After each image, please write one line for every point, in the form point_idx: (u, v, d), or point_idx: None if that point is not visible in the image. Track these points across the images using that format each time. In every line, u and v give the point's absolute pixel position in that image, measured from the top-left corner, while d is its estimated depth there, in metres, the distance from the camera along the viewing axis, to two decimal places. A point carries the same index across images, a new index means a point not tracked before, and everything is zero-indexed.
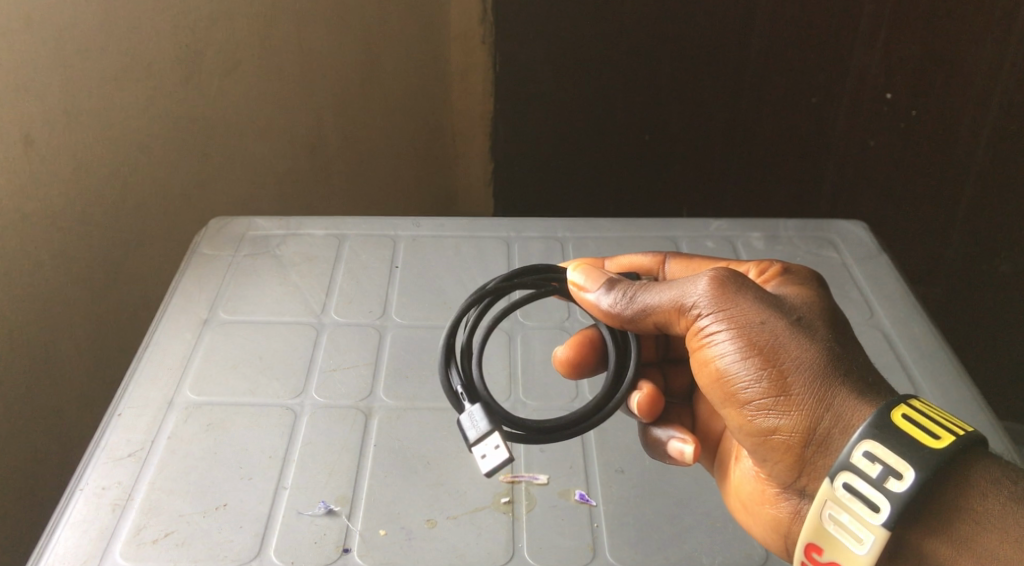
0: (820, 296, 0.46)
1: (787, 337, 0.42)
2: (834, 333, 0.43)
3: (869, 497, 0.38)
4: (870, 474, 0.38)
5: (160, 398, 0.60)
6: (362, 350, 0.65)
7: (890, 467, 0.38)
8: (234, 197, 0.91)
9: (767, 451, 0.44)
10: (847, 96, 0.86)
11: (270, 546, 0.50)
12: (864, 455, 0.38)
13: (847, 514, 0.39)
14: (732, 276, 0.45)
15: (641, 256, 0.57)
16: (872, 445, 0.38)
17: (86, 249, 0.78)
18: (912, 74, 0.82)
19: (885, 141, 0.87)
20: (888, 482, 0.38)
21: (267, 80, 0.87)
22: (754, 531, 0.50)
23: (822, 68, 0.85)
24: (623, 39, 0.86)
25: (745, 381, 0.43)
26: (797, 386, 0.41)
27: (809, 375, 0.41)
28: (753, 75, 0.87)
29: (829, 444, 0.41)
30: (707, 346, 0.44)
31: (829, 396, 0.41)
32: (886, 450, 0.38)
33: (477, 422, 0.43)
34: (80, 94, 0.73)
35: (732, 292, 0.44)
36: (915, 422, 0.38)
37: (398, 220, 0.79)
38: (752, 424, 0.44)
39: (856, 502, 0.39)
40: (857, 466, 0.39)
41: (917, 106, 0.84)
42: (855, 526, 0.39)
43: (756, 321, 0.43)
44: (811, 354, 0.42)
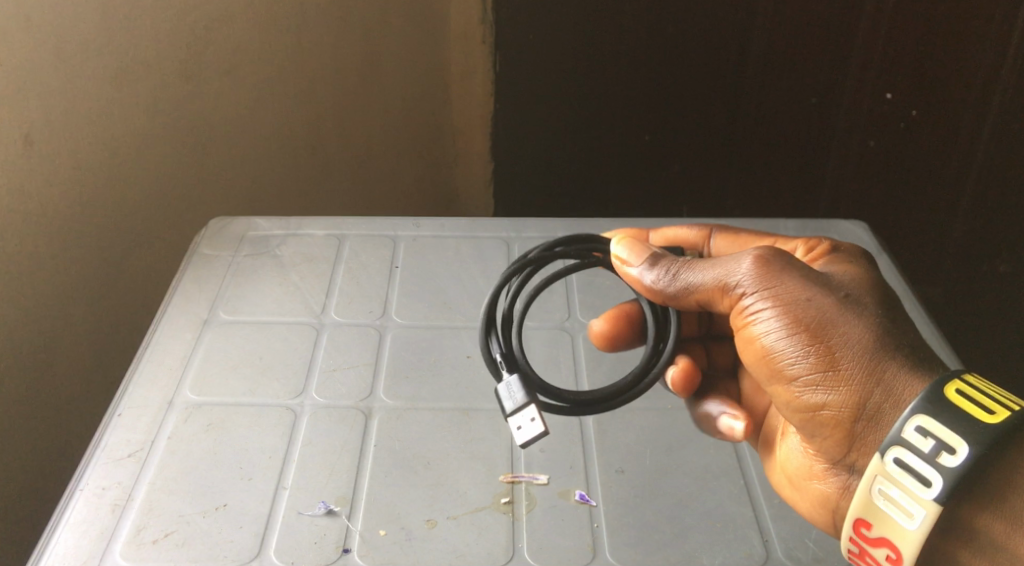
0: (869, 273, 0.46)
1: (833, 313, 0.42)
2: (879, 308, 0.43)
3: (920, 471, 0.38)
4: (922, 449, 0.38)
5: (160, 398, 0.60)
6: (363, 351, 0.65)
7: (943, 442, 0.38)
8: (233, 197, 0.91)
9: (816, 427, 0.44)
10: (847, 97, 0.87)
11: (270, 546, 0.50)
12: (916, 430, 0.39)
13: (897, 489, 0.39)
14: (776, 254, 0.45)
15: (686, 229, 0.58)
16: (924, 420, 0.38)
17: (86, 249, 0.78)
18: (910, 74, 0.82)
19: (885, 140, 0.87)
20: (941, 457, 0.38)
21: (267, 78, 0.87)
22: (800, 507, 0.50)
23: (823, 67, 0.85)
24: (622, 39, 0.86)
25: (793, 358, 0.43)
26: (844, 362, 0.42)
27: (858, 351, 0.42)
28: (753, 73, 0.87)
29: (879, 419, 0.41)
30: (752, 324, 0.45)
31: (877, 371, 0.41)
32: (939, 425, 0.38)
33: (514, 394, 0.44)
34: (82, 93, 0.73)
35: (776, 270, 0.44)
36: (969, 398, 0.38)
37: (397, 220, 0.79)
38: (800, 400, 0.44)
39: (907, 476, 0.39)
40: (909, 441, 0.39)
41: (917, 106, 0.84)
42: (905, 501, 0.39)
43: (803, 298, 0.43)
44: (859, 330, 0.42)
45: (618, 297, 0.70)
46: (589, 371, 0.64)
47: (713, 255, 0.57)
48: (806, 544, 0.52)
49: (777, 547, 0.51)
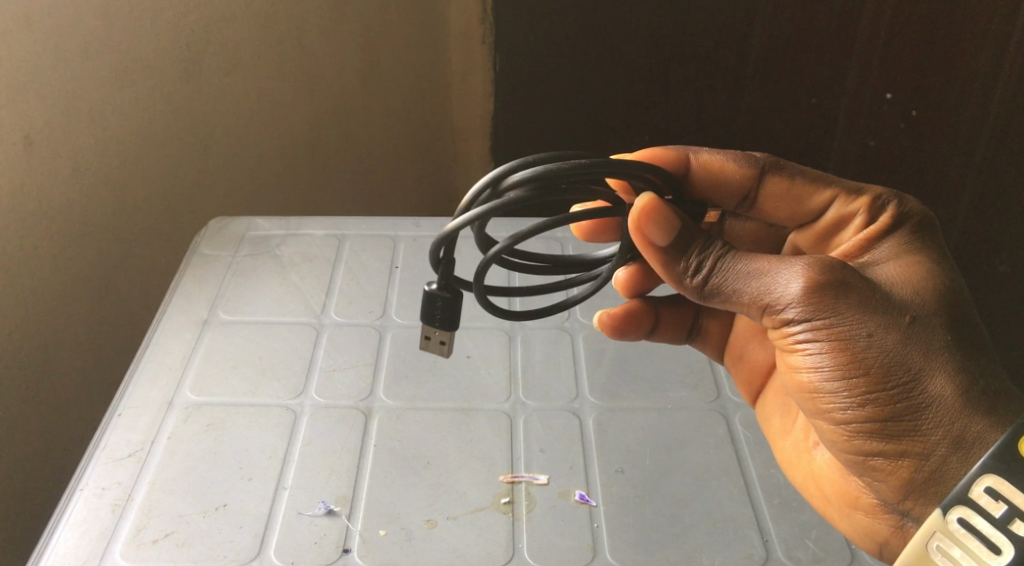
0: (936, 288, 0.44)
1: (894, 355, 0.42)
2: (950, 337, 0.42)
3: (990, 536, 0.37)
4: (992, 513, 0.37)
5: (160, 398, 0.60)
6: (363, 351, 0.65)
7: (1015, 507, 0.37)
8: (233, 197, 0.91)
9: (866, 468, 0.45)
10: (845, 102, 0.86)
11: (270, 546, 0.50)
12: (986, 491, 0.37)
13: (960, 550, 0.38)
14: (833, 276, 0.42)
15: (737, 161, 0.53)
16: (995, 482, 0.37)
17: (86, 248, 0.79)
18: (911, 76, 0.81)
19: (884, 141, 0.85)
20: (1012, 524, 0.37)
21: (267, 77, 0.87)
22: (840, 525, 0.50)
23: (821, 67, 0.84)
24: (626, 43, 0.86)
25: (846, 400, 0.43)
26: (903, 410, 0.42)
27: (924, 401, 0.41)
28: (754, 74, 0.86)
29: (944, 471, 0.42)
30: (804, 356, 0.44)
31: (944, 422, 0.41)
32: (1012, 488, 0.37)
33: (434, 320, 0.47)
34: (81, 93, 0.74)
35: (835, 300, 0.42)
36: None
37: (397, 220, 0.80)
38: (851, 442, 0.44)
39: (973, 539, 0.38)
40: (977, 503, 0.38)
41: (917, 106, 0.82)
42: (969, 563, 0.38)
43: (865, 339, 0.42)
44: (928, 377, 0.41)
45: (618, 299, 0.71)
46: (589, 372, 0.64)
47: (762, 198, 0.54)
48: (805, 544, 0.52)
49: (777, 547, 0.51)
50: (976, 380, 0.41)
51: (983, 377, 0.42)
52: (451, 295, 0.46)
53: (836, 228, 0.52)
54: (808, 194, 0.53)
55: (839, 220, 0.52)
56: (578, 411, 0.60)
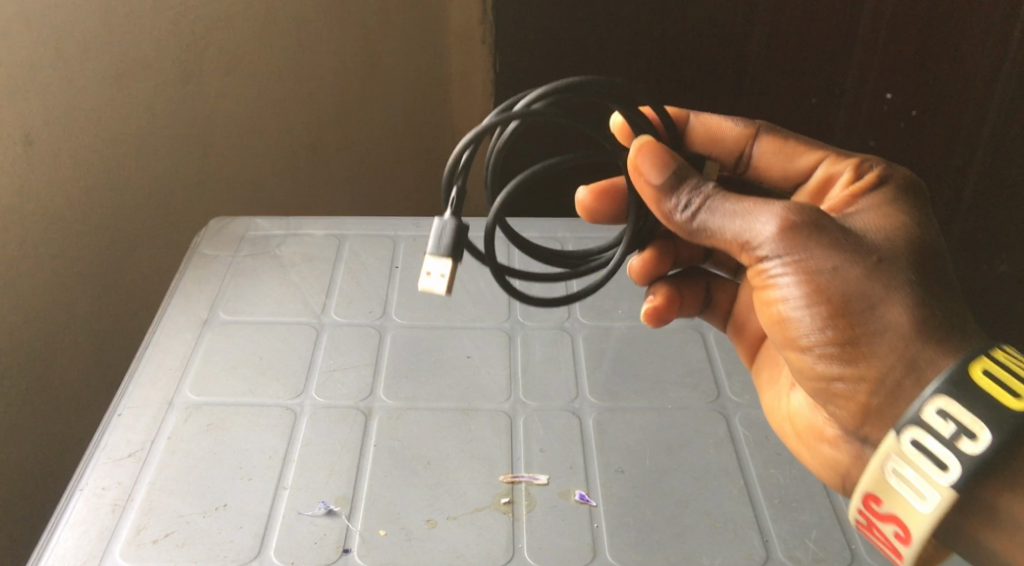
0: (911, 231, 0.44)
1: (859, 289, 0.42)
2: (917, 275, 0.42)
3: (938, 454, 0.39)
4: (942, 433, 0.38)
5: (160, 399, 0.60)
6: (363, 351, 0.65)
7: (964, 427, 0.38)
8: (232, 198, 0.91)
9: (828, 393, 0.46)
10: (846, 98, 0.83)
11: (270, 546, 0.50)
12: (937, 412, 0.39)
13: (911, 469, 0.40)
14: (806, 215, 0.42)
15: (734, 122, 0.54)
16: (946, 403, 0.38)
17: (86, 248, 0.79)
18: (915, 75, 0.78)
19: (884, 144, 0.83)
20: (959, 441, 0.38)
21: (267, 78, 0.86)
22: (806, 460, 0.53)
23: (820, 69, 0.82)
24: (621, 44, 0.82)
25: (811, 328, 0.44)
26: (864, 338, 0.42)
27: (883, 332, 0.42)
28: (753, 77, 0.84)
29: (898, 393, 0.42)
30: (773, 287, 0.44)
31: (899, 350, 0.41)
32: (960, 409, 0.38)
33: (440, 249, 0.43)
34: (79, 94, 0.74)
35: (806, 236, 0.42)
36: (995, 379, 0.38)
37: (397, 220, 0.80)
38: (814, 366, 0.45)
39: (924, 459, 0.39)
40: (928, 423, 0.39)
41: (917, 106, 0.80)
42: (919, 481, 0.40)
43: (830, 272, 0.42)
44: (888, 309, 0.41)
45: (618, 298, 0.71)
46: (589, 373, 0.64)
47: (755, 159, 0.54)
48: (805, 544, 0.52)
49: (777, 546, 0.51)
50: (938, 316, 0.41)
51: (942, 314, 0.42)
52: (467, 226, 0.43)
53: (825, 186, 0.52)
54: (799, 154, 0.53)
55: (827, 178, 0.51)
56: (578, 412, 0.60)
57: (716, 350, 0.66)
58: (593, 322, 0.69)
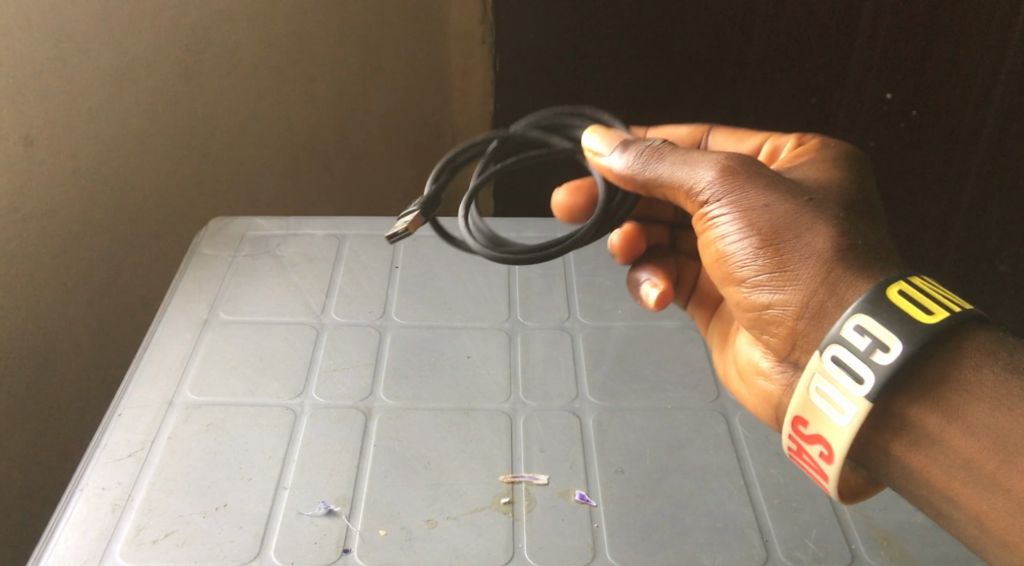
0: (845, 183, 0.45)
1: (788, 221, 0.43)
2: (848, 215, 0.43)
3: (854, 368, 0.38)
4: (857, 346, 0.38)
5: (160, 398, 0.60)
6: (363, 351, 0.65)
7: (878, 340, 0.38)
8: (232, 198, 0.91)
9: (762, 325, 0.46)
10: (846, 98, 0.87)
11: (270, 546, 0.50)
12: (855, 328, 0.38)
13: (832, 386, 0.40)
14: (741, 161, 0.45)
15: (684, 129, 0.60)
16: (863, 319, 0.38)
17: (85, 250, 0.79)
18: (911, 74, 0.82)
19: (884, 141, 0.87)
20: (874, 354, 0.38)
21: (267, 78, 0.87)
22: (750, 404, 0.53)
23: (821, 68, 0.86)
24: (625, 41, 0.87)
25: (744, 261, 0.44)
26: (793, 265, 0.42)
27: (809, 257, 0.42)
28: (752, 79, 0.89)
29: (822, 316, 0.42)
30: (711, 227, 0.45)
31: (820, 271, 0.41)
32: (876, 323, 0.38)
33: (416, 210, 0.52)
34: (81, 94, 0.74)
35: (741, 178, 0.44)
36: (910, 297, 0.38)
37: (397, 221, 0.80)
38: (748, 299, 0.45)
39: (841, 374, 0.39)
40: (846, 338, 0.39)
41: (917, 106, 0.83)
42: (839, 398, 0.40)
43: (761, 206, 0.43)
44: (813, 235, 0.42)
45: (618, 297, 0.71)
46: (589, 372, 0.64)
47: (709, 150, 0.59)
48: (805, 544, 0.52)
49: (777, 547, 0.51)
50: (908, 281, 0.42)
51: (870, 245, 0.42)
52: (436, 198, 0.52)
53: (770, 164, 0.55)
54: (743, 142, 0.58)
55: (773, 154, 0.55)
56: (578, 411, 0.60)
57: None
58: (593, 322, 0.69)
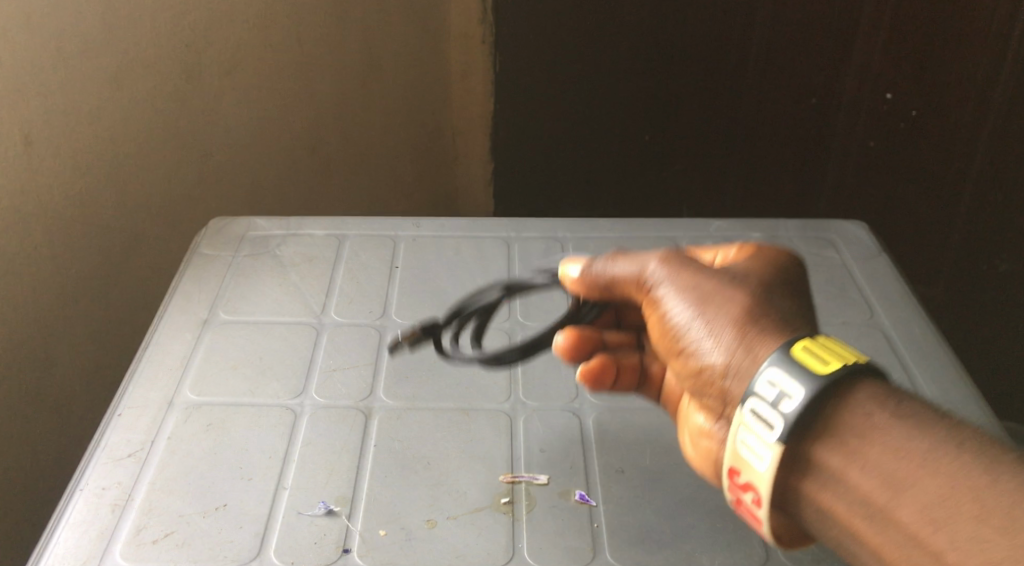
0: (772, 268, 0.48)
1: (715, 293, 0.46)
2: (771, 296, 0.45)
3: (766, 418, 0.40)
4: (766, 397, 0.40)
5: (160, 398, 0.60)
6: (363, 351, 0.65)
7: (783, 389, 0.39)
8: (233, 197, 0.92)
9: (701, 393, 0.46)
10: (846, 96, 0.91)
11: (270, 547, 0.50)
12: (765, 380, 0.40)
13: (749, 436, 0.41)
14: (681, 255, 0.50)
15: None
16: (769, 371, 0.40)
17: (83, 250, 0.79)
18: (912, 76, 0.86)
19: (884, 141, 0.91)
20: (782, 403, 0.39)
21: (269, 77, 0.89)
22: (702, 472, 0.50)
23: (822, 68, 0.89)
24: (624, 38, 0.91)
25: (679, 330, 0.46)
26: (718, 329, 0.44)
27: (729, 320, 0.44)
28: (753, 78, 0.91)
29: (743, 377, 0.43)
30: (655, 307, 0.49)
31: (736, 330, 0.43)
32: (780, 374, 0.39)
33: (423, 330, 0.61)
34: (82, 94, 0.74)
35: (679, 266, 0.49)
36: (811, 351, 0.40)
37: (397, 221, 0.80)
38: (685, 367, 0.46)
39: (757, 423, 0.40)
40: (758, 390, 0.40)
41: (917, 106, 0.88)
42: (757, 445, 0.40)
43: (691, 284, 0.47)
44: (730, 301, 0.45)
45: None
46: None
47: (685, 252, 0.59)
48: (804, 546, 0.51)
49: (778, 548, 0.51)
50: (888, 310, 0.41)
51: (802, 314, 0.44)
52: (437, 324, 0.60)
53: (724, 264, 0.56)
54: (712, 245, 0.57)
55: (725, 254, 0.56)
56: (578, 412, 0.60)
57: None
58: None
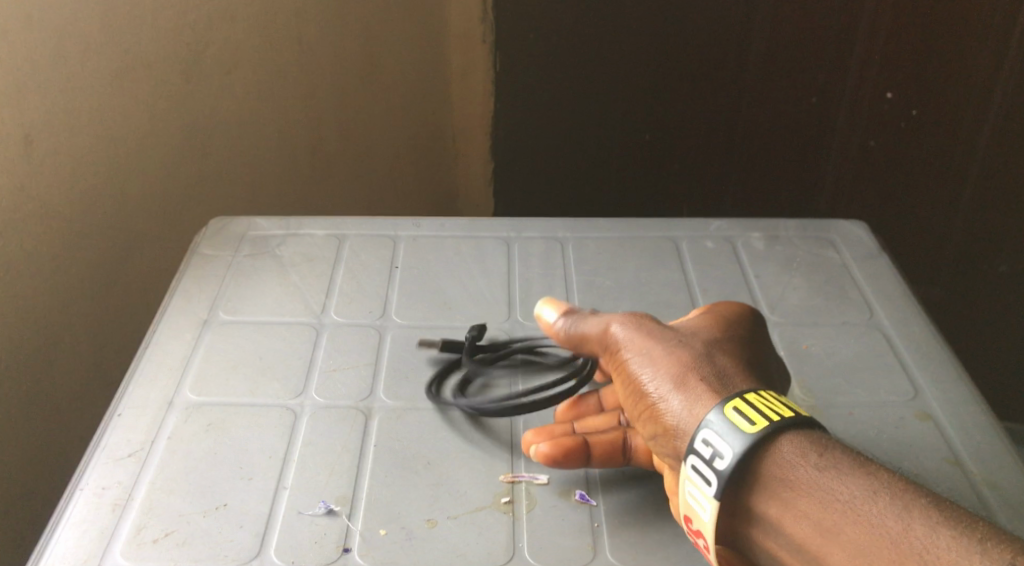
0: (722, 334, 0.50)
1: (665, 357, 0.48)
2: (717, 360, 0.47)
3: (703, 474, 0.42)
4: (704, 456, 0.42)
5: (160, 399, 0.60)
6: (363, 351, 0.65)
7: (717, 449, 0.42)
8: (233, 197, 0.92)
9: (659, 451, 0.48)
10: (846, 96, 0.90)
11: (271, 546, 0.50)
12: (701, 442, 0.42)
13: (693, 489, 0.43)
14: (641, 319, 0.51)
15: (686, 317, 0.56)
16: (704, 433, 0.42)
17: (83, 250, 0.79)
18: (911, 76, 0.86)
19: (885, 141, 0.91)
20: (716, 463, 0.42)
21: (269, 77, 0.89)
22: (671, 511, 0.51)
23: (822, 67, 0.89)
24: (625, 38, 0.92)
25: (636, 394, 0.48)
26: (665, 395, 0.46)
27: (675, 385, 0.46)
28: (753, 77, 0.92)
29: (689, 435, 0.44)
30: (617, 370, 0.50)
31: (680, 391, 0.45)
32: (715, 434, 0.42)
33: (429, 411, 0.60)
34: (82, 94, 0.74)
35: (638, 329, 0.50)
36: (744, 413, 0.42)
37: (397, 221, 0.80)
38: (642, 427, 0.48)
39: (697, 479, 0.43)
40: (697, 450, 0.43)
41: (916, 106, 0.88)
42: (699, 497, 0.43)
43: (643, 348, 0.49)
44: (674, 364, 0.47)
45: (617, 298, 0.71)
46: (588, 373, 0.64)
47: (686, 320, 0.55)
48: None
49: None
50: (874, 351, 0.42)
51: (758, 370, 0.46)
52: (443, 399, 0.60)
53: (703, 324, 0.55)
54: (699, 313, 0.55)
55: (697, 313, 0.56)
56: None
57: None
58: None
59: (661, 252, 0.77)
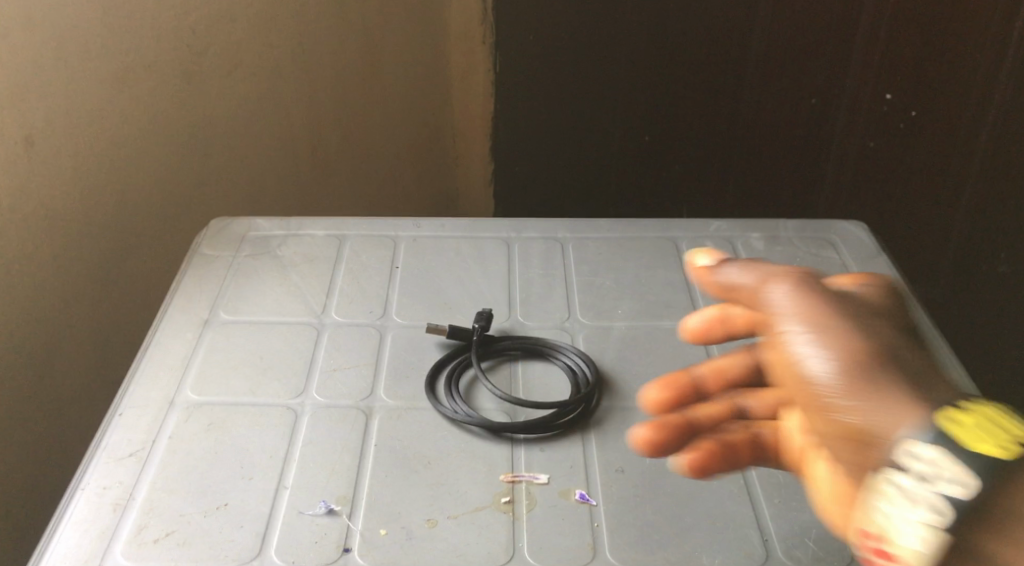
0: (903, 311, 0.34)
1: (854, 334, 0.31)
2: (911, 346, 0.32)
3: (923, 499, 0.27)
4: (916, 471, 0.27)
5: (160, 398, 0.60)
6: (363, 351, 0.65)
7: (933, 468, 0.27)
8: (233, 197, 0.92)
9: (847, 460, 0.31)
10: (846, 97, 0.92)
11: (271, 546, 0.50)
12: (918, 454, 0.27)
13: (899, 515, 0.28)
14: (813, 279, 0.34)
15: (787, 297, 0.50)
16: (926, 442, 0.27)
17: (83, 250, 0.79)
18: (911, 76, 0.87)
19: (884, 142, 0.92)
20: (945, 486, 0.27)
21: (269, 77, 0.89)
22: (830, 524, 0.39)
23: (822, 68, 0.90)
24: (626, 39, 0.92)
25: (812, 376, 0.31)
26: (857, 387, 0.30)
27: (874, 371, 0.30)
28: (754, 77, 0.92)
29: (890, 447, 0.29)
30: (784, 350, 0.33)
31: (874, 383, 0.30)
32: (938, 449, 0.27)
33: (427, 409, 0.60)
34: (82, 94, 0.74)
35: (807, 290, 0.34)
36: (975, 421, 0.27)
37: (397, 221, 0.80)
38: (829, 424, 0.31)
39: (916, 504, 0.27)
40: (909, 464, 0.28)
41: (916, 108, 0.88)
42: (908, 528, 0.28)
43: (822, 323, 0.32)
44: (855, 344, 0.31)
45: (617, 298, 0.72)
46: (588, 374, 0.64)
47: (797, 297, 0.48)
48: (805, 544, 0.51)
49: (778, 547, 0.51)
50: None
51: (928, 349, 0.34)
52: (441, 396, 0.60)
53: None
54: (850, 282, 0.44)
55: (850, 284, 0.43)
56: None
57: (716, 350, 0.66)
58: (593, 323, 0.69)
59: (661, 252, 0.77)
